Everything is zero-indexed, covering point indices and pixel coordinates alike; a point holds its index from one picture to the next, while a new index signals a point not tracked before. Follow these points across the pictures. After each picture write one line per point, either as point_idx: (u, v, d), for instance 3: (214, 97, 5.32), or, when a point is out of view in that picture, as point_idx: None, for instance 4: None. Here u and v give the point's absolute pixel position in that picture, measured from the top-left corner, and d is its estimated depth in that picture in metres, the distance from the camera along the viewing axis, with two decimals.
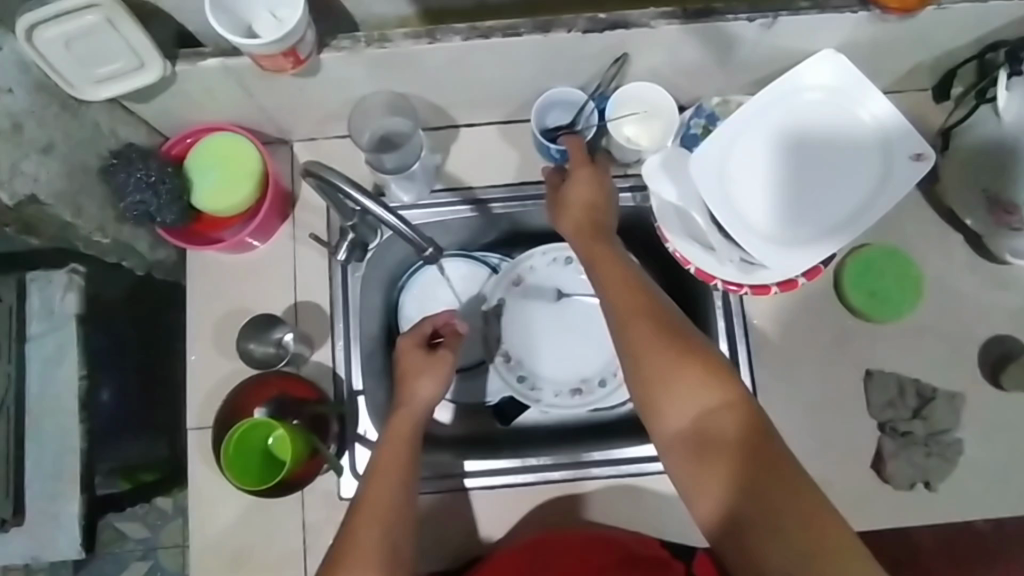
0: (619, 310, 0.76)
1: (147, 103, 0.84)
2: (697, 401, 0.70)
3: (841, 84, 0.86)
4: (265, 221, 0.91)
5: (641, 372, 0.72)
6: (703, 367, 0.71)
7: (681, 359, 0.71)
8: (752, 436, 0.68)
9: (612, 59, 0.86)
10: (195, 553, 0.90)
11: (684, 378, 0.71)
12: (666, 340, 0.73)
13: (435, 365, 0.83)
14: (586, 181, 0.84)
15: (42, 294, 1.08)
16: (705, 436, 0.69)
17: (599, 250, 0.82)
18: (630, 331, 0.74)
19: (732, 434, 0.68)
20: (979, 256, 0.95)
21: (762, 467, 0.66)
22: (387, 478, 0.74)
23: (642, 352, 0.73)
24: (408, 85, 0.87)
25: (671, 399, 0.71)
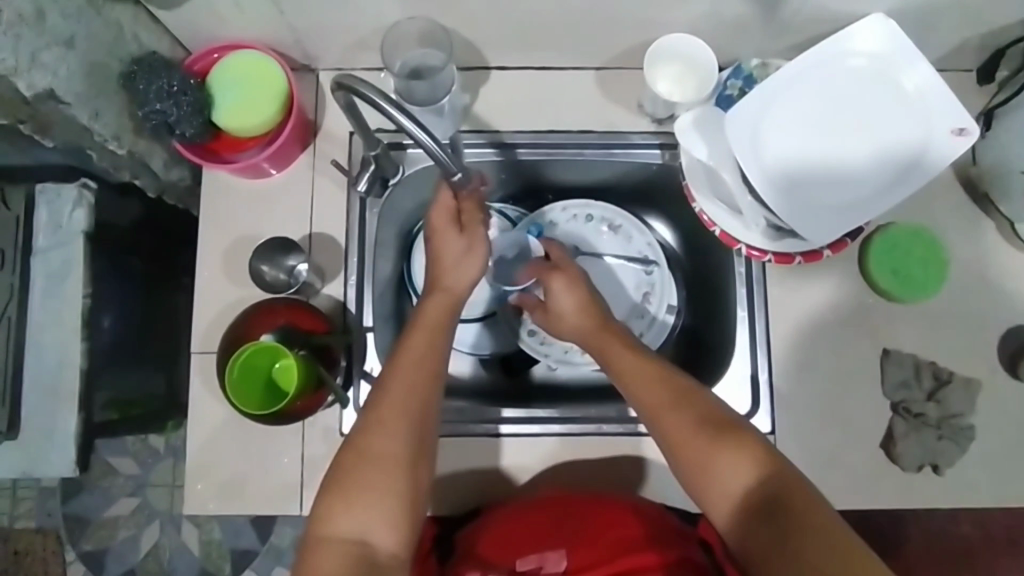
0: (646, 407, 0.73)
1: (173, 11, 0.81)
2: (741, 478, 0.67)
3: (887, 51, 0.82)
4: (285, 147, 0.89)
5: (680, 462, 0.70)
6: (730, 439, 0.68)
7: (711, 438, 0.68)
8: (796, 501, 0.64)
9: (655, 7, 0.83)
10: (190, 477, 0.88)
11: (716, 456, 0.68)
12: (693, 426, 0.70)
13: (472, 245, 0.80)
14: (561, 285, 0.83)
15: (51, 206, 1.06)
16: (756, 509, 0.65)
17: (608, 344, 0.79)
18: (665, 427, 0.71)
19: (782, 502, 0.64)
20: (1009, 244, 0.93)
21: (813, 528, 0.62)
22: (398, 411, 0.70)
23: (677, 441, 0.70)
24: (442, 15, 0.84)
25: (715, 481, 0.67)
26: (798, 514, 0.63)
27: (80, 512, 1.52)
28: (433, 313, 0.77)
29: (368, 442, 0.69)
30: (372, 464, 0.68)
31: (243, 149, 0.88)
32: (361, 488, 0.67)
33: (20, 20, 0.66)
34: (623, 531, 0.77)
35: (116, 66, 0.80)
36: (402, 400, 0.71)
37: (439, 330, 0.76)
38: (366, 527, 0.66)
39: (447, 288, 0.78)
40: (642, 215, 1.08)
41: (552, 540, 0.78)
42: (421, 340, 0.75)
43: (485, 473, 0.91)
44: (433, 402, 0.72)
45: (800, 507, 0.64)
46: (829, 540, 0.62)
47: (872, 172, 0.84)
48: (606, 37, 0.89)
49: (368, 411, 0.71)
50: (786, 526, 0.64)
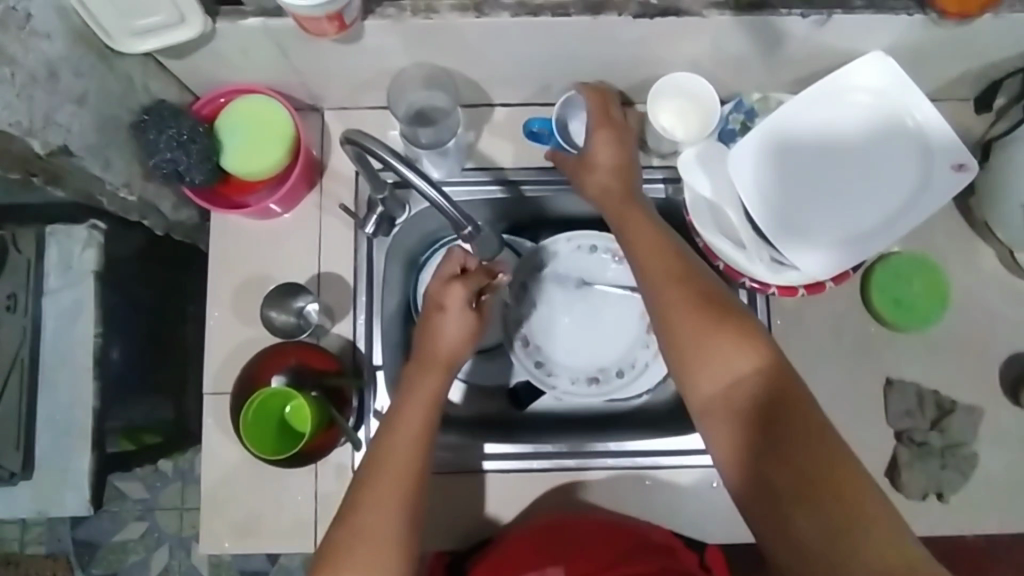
0: (655, 284, 0.75)
1: (181, 61, 0.82)
2: (731, 367, 0.69)
3: (890, 89, 0.83)
4: (292, 188, 0.90)
5: (678, 333, 0.71)
6: (736, 332, 0.70)
7: (716, 329, 0.70)
8: (790, 396, 0.67)
9: (658, 46, 0.84)
10: (204, 517, 0.90)
11: (719, 341, 0.70)
12: (701, 316, 0.71)
13: (465, 312, 0.78)
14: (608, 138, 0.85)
15: (61, 247, 1.09)
16: (734, 401, 0.68)
17: (631, 212, 0.82)
18: (676, 309, 0.72)
19: (770, 397, 0.67)
20: (1007, 270, 0.95)
21: (799, 431, 0.65)
22: (398, 489, 0.70)
23: (677, 320, 0.72)
24: (447, 59, 0.85)
25: (698, 362, 0.70)
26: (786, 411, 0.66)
27: (90, 536, 1.53)
28: (432, 372, 0.77)
29: (361, 516, 0.68)
30: (363, 531, 0.68)
31: (253, 191, 0.90)
32: (350, 554, 0.67)
33: (33, 82, 0.67)
34: (621, 546, 0.79)
35: (127, 116, 0.81)
36: (393, 468, 0.71)
37: (440, 390, 0.76)
38: None
39: (442, 354, 0.77)
40: None
41: (553, 557, 0.79)
42: (419, 414, 0.74)
43: (495, 510, 0.92)
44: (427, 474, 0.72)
45: (787, 406, 0.67)
46: (805, 445, 0.65)
47: (874, 205, 0.85)
48: (609, 75, 0.90)
49: (362, 485, 0.71)
50: (764, 414, 0.67)
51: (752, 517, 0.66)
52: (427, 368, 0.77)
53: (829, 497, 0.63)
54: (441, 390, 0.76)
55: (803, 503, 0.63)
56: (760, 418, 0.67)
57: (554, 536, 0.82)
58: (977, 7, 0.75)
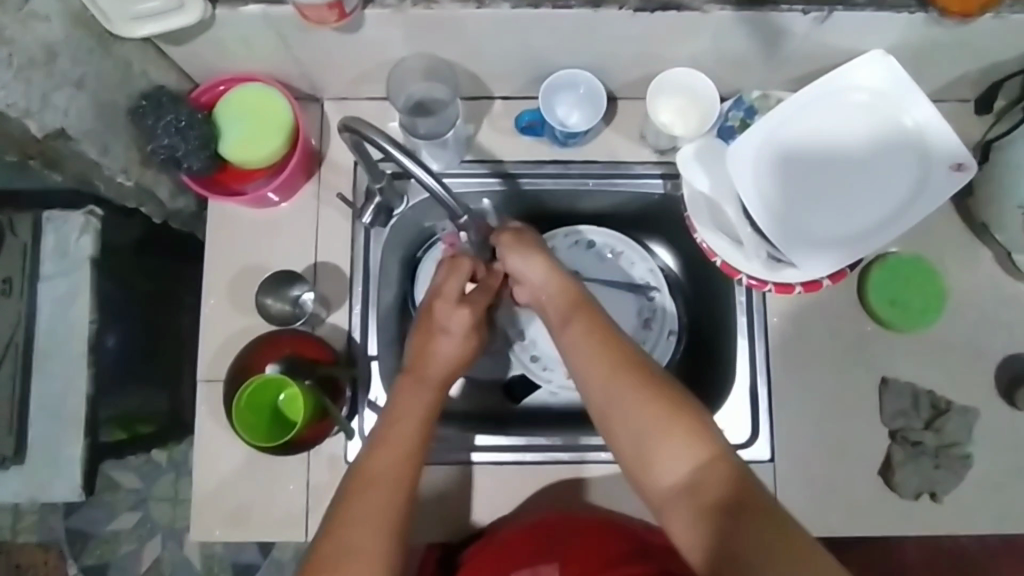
0: (592, 380, 0.73)
1: (180, 47, 0.82)
2: (680, 462, 0.68)
3: (889, 89, 0.83)
4: (290, 178, 0.90)
5: (625, 435, 0.70)
6: (680, 425, 0.68)
7: (657, 418, 0.69)
8: (736, 483, 0.66)
9: (659, 41, 0.84)
10: (196, 506, 0.89)
11: (664, 438, 0.68)
12: (642, 407, 0.69)
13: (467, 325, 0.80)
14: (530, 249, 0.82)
15: (58, 233, 1.08)
16: (693, 496, 0.66)
17: (569, 308, 0.78)
18: (618, 410, 0.71)
19: (722, 487, 0.66)
20: (1003, 273, 0.95)
21: (759, 515, 0.63)
22: (385, 504, 0.70)
23: (621, 416, 0.70)
24: (447, 50, 0.85)
25: (648, 458, 0.69)
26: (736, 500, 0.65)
27: (82, 526, 1.53)
28: (425, 384, 0.77)
29: (347, 528, 0.68)
30: (351, 530, 0.68)
31: (250, 180, 0.90)
32: (338, 551, 0.67)
33: (30, 63, 0.67)
34: (614, 545, 0.77)
35: (125, 101, 0.81)
36: (382, 473, 0.71)
37: (431, 401, 0.77)
38: None
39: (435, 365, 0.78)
40: (643, 240, 1.09)
41: (545, 555, 0.79)
42: (410, 420, 0.75)
43: (487, 504, 0.92)
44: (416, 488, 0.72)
45: (742, 494, 0.65)
46: (770, 530, 0.62)
47: (872, 205, 0.85)
48: (608, 70, 0.90)
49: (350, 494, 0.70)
50: (719, 503, 0.65)
51: None
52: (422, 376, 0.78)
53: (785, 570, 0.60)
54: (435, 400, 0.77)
55: None
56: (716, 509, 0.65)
57: (547, 530, 0.81)
58: (978, 7, 0.75)
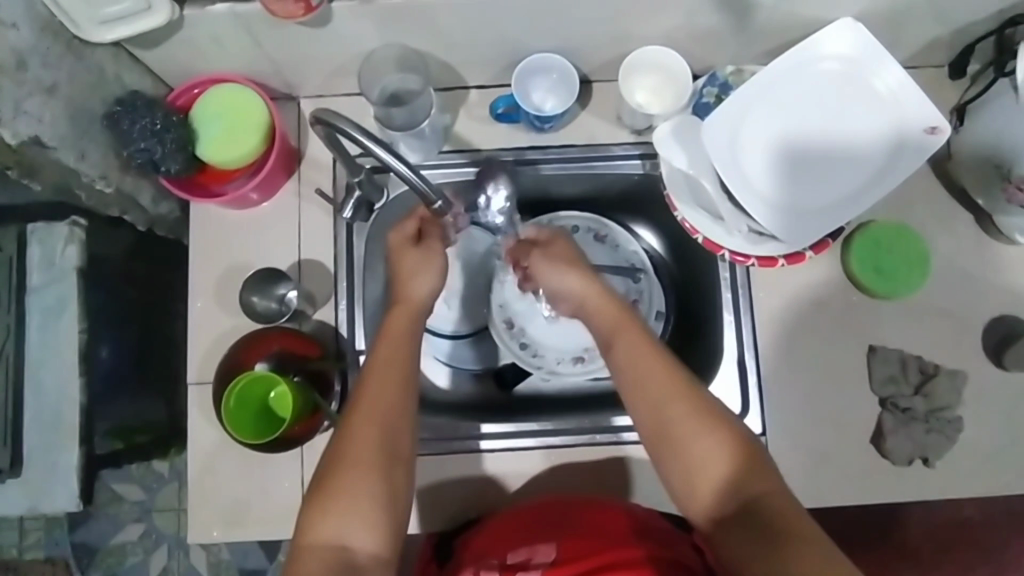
0: (642, 402, 0.72)
1: (152, 50, 0.83)
2: (730, 491, 0.67)
3: (858, 54, 0.84)
4: (269, 176, 0.90)
5: (675, 460, 0.69)
6: (729, 451, 0.68)
7: (708, 448, 0.68)
8: (785, 516, 0.65)
9: (627, 20, 0.84)
10: (192, 507, 0.90)
11: (716, 465, 0.68)
12: (692, 433, 0.69)
13: (433, 262, 0.79)
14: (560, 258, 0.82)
15: (43, 245, 1.08)
16: (742, 528, 0.66)
17: (623, 325, 0.77)
18: (665, 432, 0.70)
19: (773, 518, 0.65)
20: (986, 235, 0.95)
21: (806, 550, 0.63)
22: (374, 418, 0.70)
23: (673, 441, 0.69)
24: (417, 41, 0.85)
25: (695, 488, 0.68)
26: (785, 537, 0.64)
27: (88, 539, 1.53)
28: (403, 313, 0.77)
29: (344, 447, 0.69)
30: (349, 477, 0.67)
31: (230, 180, 0.90)
32: (338, 496, 0.67)
33: None
34: (611, 526, 0.77)
35: (100, 107, 0.82)
36: (370, 423, 0.70)
37: (411, 325, 0.77)
38: (348, 534, 0.66)
39: (411, 299, 0.78)
40: (627, 223, 1.10)
41: (544, 535, 0.77)
42: (386, 356, 0.74)
43: (485, 490, 0.91)
44: (414, 388, 0.73)
45: (789, 528, 0.64)
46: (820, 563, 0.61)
47: (850, 173, 0.85)
48: (580, 53, 0.90)
49: (346, 415, 0.71)
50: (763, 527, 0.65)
51: None
52: (398, 313, 0.78)
53: None
54: (413, 329, 0.77)
55: None
56: (762, 544, 0.64)
57: (540, 510, 0.80)
58: None
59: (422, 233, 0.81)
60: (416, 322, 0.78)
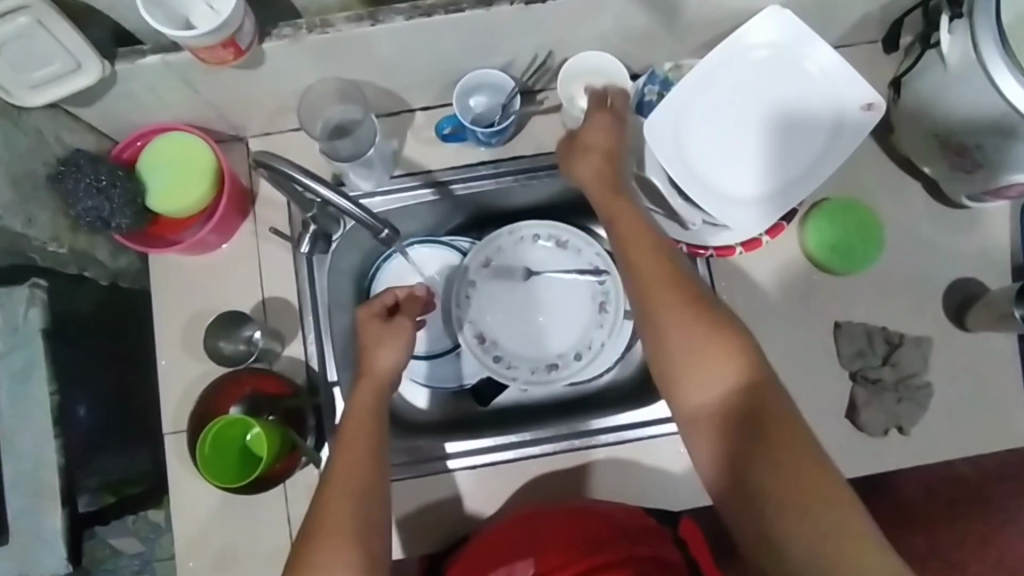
0: (637, 288, 0.76)
1: (90, 107, 0.83)
2: (715, 377, 0.69)
3: (786, 39, 0.85)
4: (224, 219, 0.91)
5: (663, 341, 0.72)
6: (717, 340, 0.70)
7: (698, 334, 0.70)
8: (767, 407, 0.66)
9: (560, 30, 0.85)
10: (180, 558, 0.89)
11: (704, 352, 0.70)
12: (680, 317, 0.71)
13: (400, 335, 0.82)
14: (593, 125, 0.86)
15: (4, 309, 0.99)
16: (721, 413, 0.68)
17: (620, 211, 0.81)
18: (655, 313, 0.73)
19: (754, 407, 0.67)
20: (936, 201, 0.97)
21: (781, 438, 0.64)
22: (349, 490, 0.70)
23: (663, 328, 0.72)
24: (355, 71, 0.86)
25: (680, 375, 0.70)
26: (764, 424, 0.65)
27: None
28: (370, 388, 0.79)
29: (322, 523, 0.68)
30: (325, 546, 0.66)
31: (186, 228, 0.90)
32: (315, 568, 0.65)
33: None
34: (586, 531, 0.77)
35: (43, 169, 0.81)
36: (346, 495, 0.70)
37: (374, 401, 0.78)
38: None
39: (376, 371, 0.80)
40: (588, 226, 1.10)
41: (520, 551, 0.78)
42: (359, 428, 0.75)
43: (474, 507, 0.92)
44: (384, 455, 0.74)
45: (769, 416, 0.65)
46: (795, 452, 0.63)
47: (792, 155, 0.87)
48: (519, 66, 0.91)
49: (320, 491, 0.71)
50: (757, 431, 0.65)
51: (730, 513, 0.66)
52: (365, 380, 0.80)
53: (804, 492, 0.61)
54: (379, 403, 0.78)
55: (802, 518, 0.60)
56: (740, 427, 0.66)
57: (516, 526, 0.81)
58: None
59: (393, 309, 0.84)
60: (379, 399, 0.79)
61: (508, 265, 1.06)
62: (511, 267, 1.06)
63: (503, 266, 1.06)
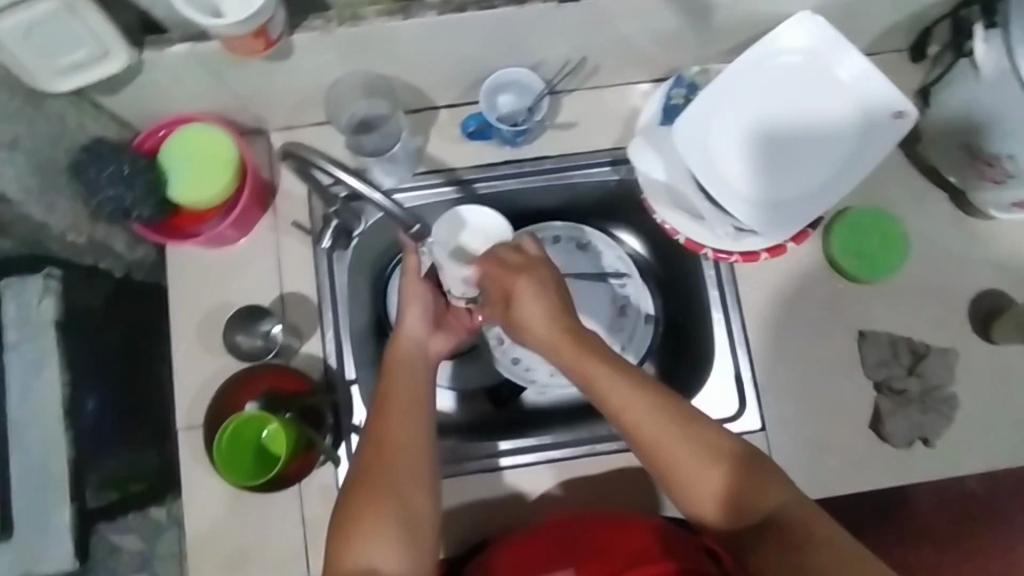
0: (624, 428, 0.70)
1: (114, 96, 0.82)
2: (728, 495, 0.68)
3: (819, 45, 0.84)
4: (244, 213, 0.90)
5: (671, 473, 0.69)
6: (714, 457, 0.68)
7: (697, 456, 0.68)
8: (782, 508, 0.66)
9: (590, 30, 0.85)
10: (192, 555, 0.88)
11: (708, 471, 0.67)
12: (676, 448, 0.68)
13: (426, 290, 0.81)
14: (524, 285, 0.73)
15: (18, 300, 0.98)
16: (748, 521, 0.68)
17: (571, 348, 0.72)
18: (651, 452, 0.69)
19: (776, 518, 0.66)
20: (962, 211, 0.96)
21: (807, 535, 0.65)
22: (389, 447, 0.71)
23: (665, 460, 0.68)
24: (381, 66, 0.85)
25: (699, 499, 0.68)
26: (790, 528, 0.65)
27: None
28: (410, 339, 0.79)
29: (366, 478, 0.70)
30: (373, 510, 0.68)
31: (205, 221, 0.89)
32: (360, 525, 0.67)
33: None
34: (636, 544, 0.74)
35: (65, 157, 0.81)
36: (387, 453, 0.71)
37: (416, 352, 0.79)
38: (375, 559, 0.66)
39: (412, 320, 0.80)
40: (608, 227, 1.08)
41: (561, 558, 0.76)
42: (406, 380, 0.76)
43: (494, 511, 0.91)
44: (428, 409, 0.75)
45: (790, 518, 0.66)
46: (823, 538, 0.64)
47: (821, 162, 0.86)
48: (546, 65, 0.91)
49: (364, 448, 0.72)
50: (795, 558, 0.64)
51: None
52: (397, 346, 0.79)
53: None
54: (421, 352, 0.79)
55: None
56: (777, 549, 0.65)
57: (552, 535, 0.80)
58: None
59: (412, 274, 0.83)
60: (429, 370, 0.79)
61: None
62: None
63: None
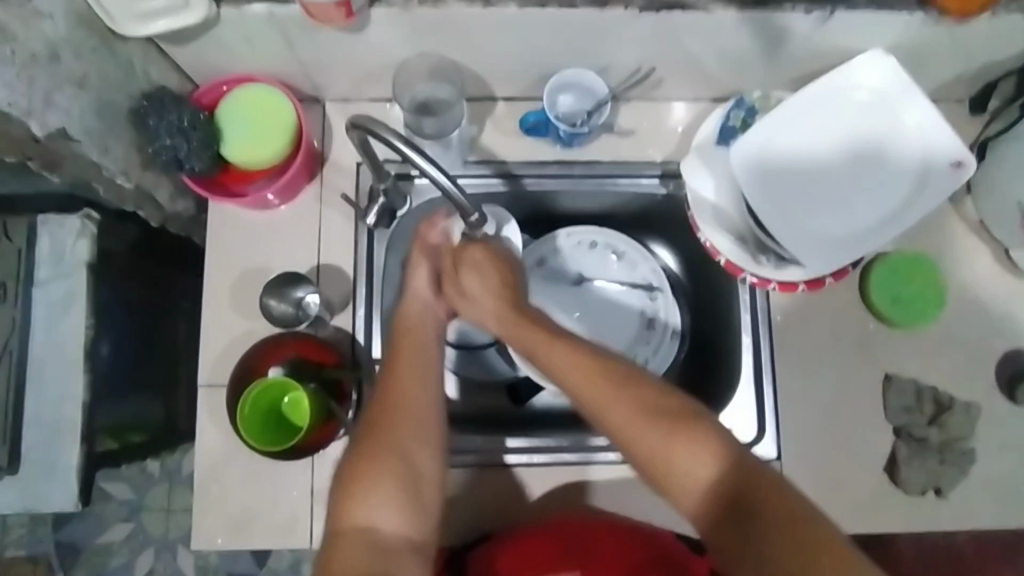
0: (583, 398, 0.69)
1: (182, 47, 0.82)
2: (693, 469, 0.65)
3: (890, 88, 0.84)
4: (292, 180, 0.89)
5: (630, 449, 0.67)
6: (674, 427, 0.66)
7: (653, 427, 0.66)
8: (749, 483, 0.63)
9: (663, 42, 0.84)
10: (198, 512, 0.87)
11: (667, 443, 0.65)
12: (631, 416, 0.67)
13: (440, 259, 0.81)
14: (470, 280, 0.78)
15: (53, 237, 1.06)
16: (715, 498, 0.64)
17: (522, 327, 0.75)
18: (608, 422, 0.68)
19: (739, 492, 0.63)
20: (1001, 269, 0.96)
21: (772, 511, 0.62)
22: (396, 406, 0.71)
23: (623, 431, 0.67)
24: (450, 51, 0.85)
25: (661, 474, 0.66)
26: (756, 502, 0.62)
27: (74, 538, 1.46)
28: (423, 304, 0.79)
29: (371, 433, 0.70)
30: (375, 465, 0.67)
31: (251, 181, 0.89)
32: (363, 480, 0.67)
33: (33, 61, 0.67)
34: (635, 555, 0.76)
35: (126, 101, 0.81)
36: (393, 411, 0.70)
37: (429, 320, 0.78)
38: (377, 516, 0.65)
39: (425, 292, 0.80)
40: (645, 241, 1.09)
41: (567, 560, 0.77)
42: (413, 342, 0.76)
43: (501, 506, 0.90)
44: (436, 376, 0.74)
45: (755, 494, 0.63)
46: (793, 516, 0.61)
47: (872, 202, 0.86)
48: (611, 70, 0.91)
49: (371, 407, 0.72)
50: (760, 531, 0.62)
51: None
52: (406, 309, 0.79)
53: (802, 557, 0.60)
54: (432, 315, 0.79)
55: None
56: (739, 523, 0.63)
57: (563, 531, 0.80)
58: (977, 6, 0.77)
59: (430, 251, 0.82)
60: (438, 331, 0.79)
61: (562, 269, 1.04)
62: (565, 270, 1.04)
63: (558, 266, 1.04)
